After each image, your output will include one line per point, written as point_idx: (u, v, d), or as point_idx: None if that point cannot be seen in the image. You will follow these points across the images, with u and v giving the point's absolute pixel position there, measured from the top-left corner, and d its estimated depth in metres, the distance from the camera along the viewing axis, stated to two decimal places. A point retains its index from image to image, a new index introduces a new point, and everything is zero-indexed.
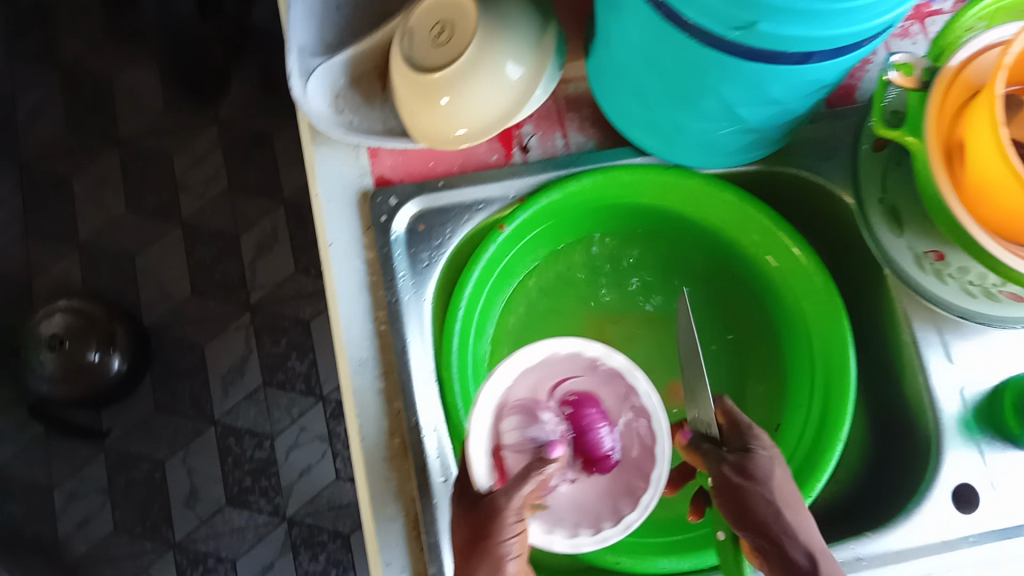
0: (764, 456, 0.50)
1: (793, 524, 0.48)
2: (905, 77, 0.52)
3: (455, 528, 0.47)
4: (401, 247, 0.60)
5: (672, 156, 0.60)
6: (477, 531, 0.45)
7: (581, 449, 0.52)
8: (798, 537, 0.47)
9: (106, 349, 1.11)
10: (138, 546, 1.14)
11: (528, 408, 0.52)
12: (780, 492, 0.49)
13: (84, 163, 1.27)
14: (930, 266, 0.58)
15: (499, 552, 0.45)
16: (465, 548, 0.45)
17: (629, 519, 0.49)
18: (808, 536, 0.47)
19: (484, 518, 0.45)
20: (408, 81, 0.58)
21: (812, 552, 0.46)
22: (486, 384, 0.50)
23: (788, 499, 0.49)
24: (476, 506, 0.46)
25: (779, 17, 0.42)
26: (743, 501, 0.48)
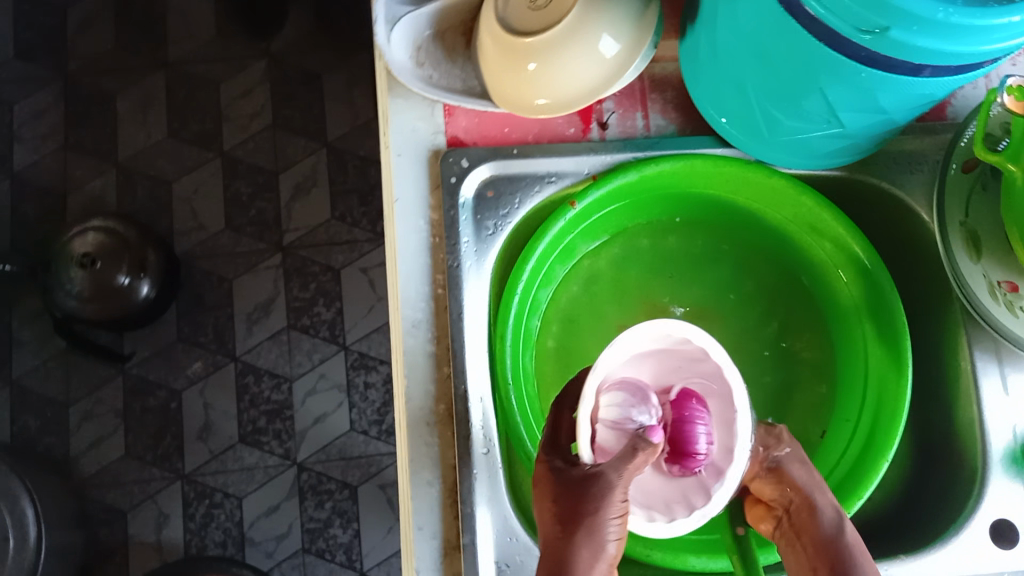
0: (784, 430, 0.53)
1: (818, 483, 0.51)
2: (1017, 102, 0.49)
3: (549, 498, 0.47)
4: (467, 212, 0.59)
5: (755, 152, 0.58)
6: (567, 504, 0.46)
7: (674, 440, 0.48)
8: (826, 494, 0.50)
9: (137, 275, 1.11)
10: (148, 473, 1.14)
11: (635, 387, 0.48)
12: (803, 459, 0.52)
13: (130, 81, 1.25)
14: (1002, 298, 0.56)
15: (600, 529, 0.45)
16: (564, 517, 0.45)
17: (700, 512, 0.46)
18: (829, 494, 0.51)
19: (575, 488, 0.46)
20: (498, 42, 0.56)
21: (839, 507, 0.50)
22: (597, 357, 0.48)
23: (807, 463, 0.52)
24: (578, 484, 0.46)
25: (915, 26, 0.40)
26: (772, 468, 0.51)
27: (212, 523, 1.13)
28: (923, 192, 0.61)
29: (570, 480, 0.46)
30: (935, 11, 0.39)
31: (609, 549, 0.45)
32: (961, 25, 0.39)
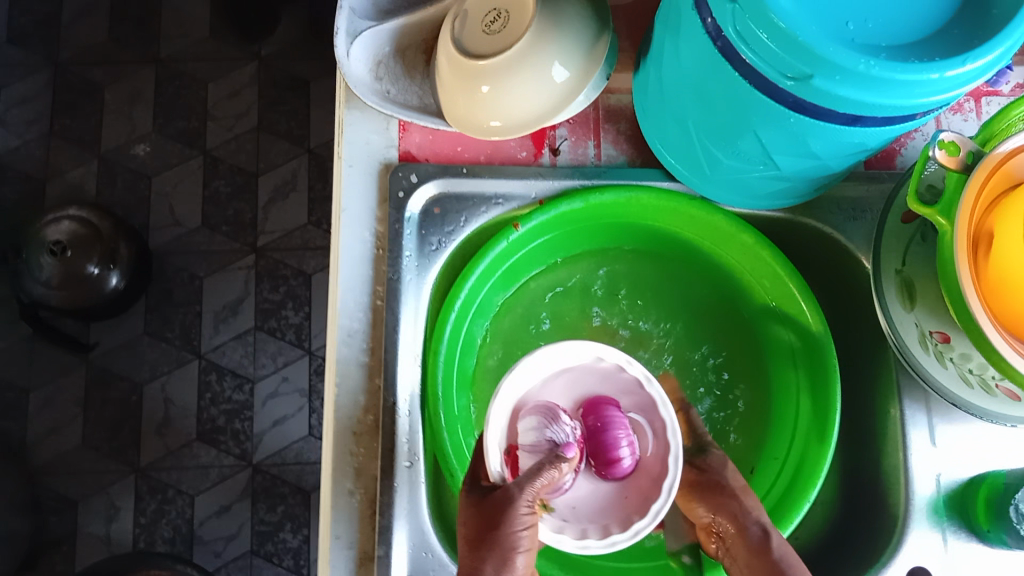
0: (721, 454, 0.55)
1: (749, 503, 0.52)
2: (949, 157, 0.50)
3: (464, 520, 0.49)
4: (412, 227, 0.60)
5: (700, 187, 0.59)
6: (484, 523, 0.47)
7: (596, 452, 0.51)
8: (752, 513, 0.51)
9: (106, 265, 1.11)
10: (102, 464, 1.14)
11: (546, 408, 0.51)
12: (735, 476, 0.53)
13: (119, 74, 1.26)
14: (932, 348, 0.56)
15: (510, 544, 0.47)
16: (470, 542, 0.47)
17: (637, 526, 0.48)
18: (762, 514, 0.52)
19: (495, 510, 0.47)
20: (452, 62, 0.57)
21: (766, 526, 0.51)
22: (506, 379, 0.51)
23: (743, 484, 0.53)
24: (488, 499, 0.48)
25: (834, 75, 0.41)
26: (708, 490, 0.53)
27: (163, 520, 1.13)
28: (861, 239, 0.62)
29: (485, 505, 0.48)
30: (855, 62, 0.40)
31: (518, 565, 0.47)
32: (882, 77, 0.40)
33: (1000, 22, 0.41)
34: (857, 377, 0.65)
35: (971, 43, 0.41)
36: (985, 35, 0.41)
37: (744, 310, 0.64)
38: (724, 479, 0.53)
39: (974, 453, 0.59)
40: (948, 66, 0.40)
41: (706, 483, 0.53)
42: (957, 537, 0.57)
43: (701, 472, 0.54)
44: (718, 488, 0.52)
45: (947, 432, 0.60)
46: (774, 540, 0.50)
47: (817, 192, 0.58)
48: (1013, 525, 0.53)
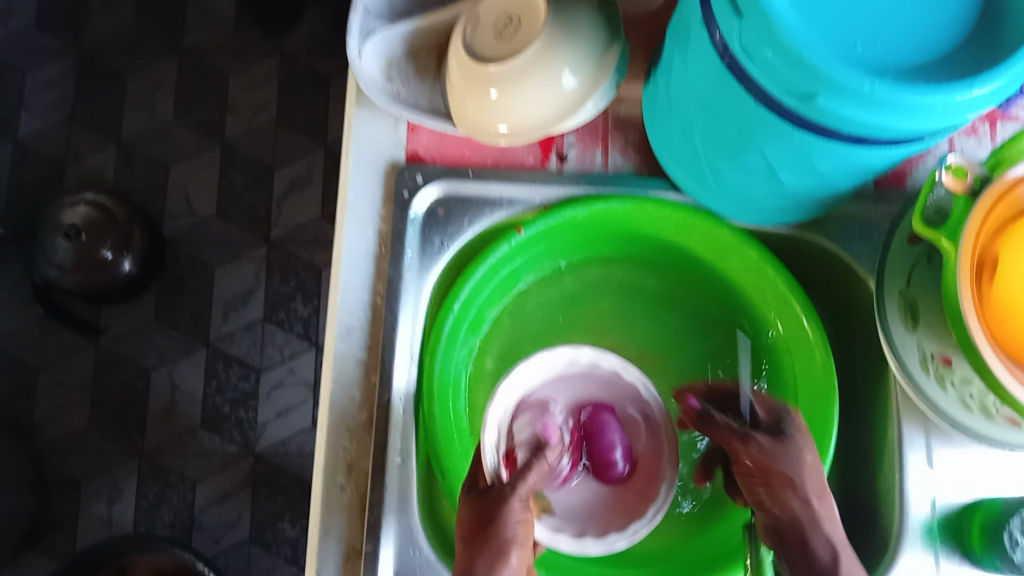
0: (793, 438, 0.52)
1: (822, 516, 0.48)
2: (956, 181, 0.51)
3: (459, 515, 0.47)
4: (415, 228, 0.60)
5: (706, 200, 0.59)
6: (480, 520, 0.46)
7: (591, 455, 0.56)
8: (822, 528, 0.48)
9: (120, 250, 1.12)
10: (108, 447, 1.15)
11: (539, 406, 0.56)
12: (801, 474, 0.50)
13: (143, 62, 1.28)
14: (934, 370, 0.56)
15: (504, 535, 0.45)
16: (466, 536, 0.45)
17: (634, 529, 0.53)
18: (832, 528, 0.48)
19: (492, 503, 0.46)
20: (463, 66, 0.57)
21: (836, 550, 0.47)
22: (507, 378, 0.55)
23: (818, 491, 0.49)
24: (483, 495, 0.47)
25: (838, 94, 0.40)
26: (766, 476, 0.50)
27: (164, 505, 1.14)
28: (864, 257, 0.62)
29: (485, 501, 0.46)
30: (860, 83, 0.39)
31: (511, 563, 0.44)
32: (887, 99, 0.40)
33: (1008, 49, 0.41)
34: (857, 397, 0.64)
35: (979, 69, 0.41)
36: (994, 61, 0.41)
37: (745, 325, 0.64)
38: (789, 463, 0.50)
39: (972, 477, 0.58)
40: (955, 91, 0.39)
41: (767, 468, 0.51)
42: (950, 560, 0.57)
43: (763, 458, 0.51)
44: (779, 475, 0.50)
45: (945, 454, 0.59)
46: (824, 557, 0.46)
47: (823, 210, 0.57)
48: (1007, 551, 0.53)
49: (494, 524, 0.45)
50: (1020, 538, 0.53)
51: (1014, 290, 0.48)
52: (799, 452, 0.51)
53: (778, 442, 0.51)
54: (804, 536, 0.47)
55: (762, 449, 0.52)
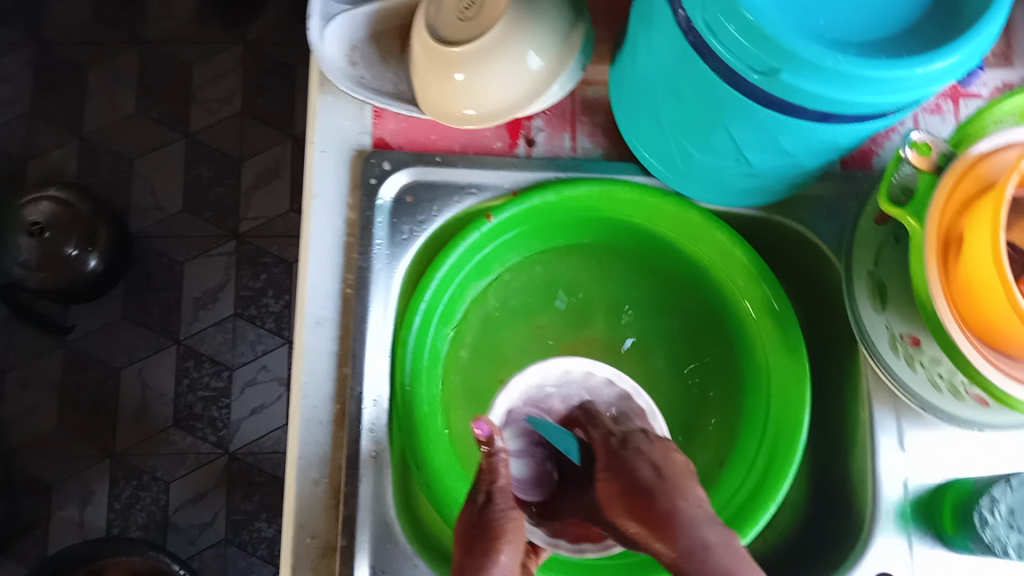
0: (641, 450, 0.49)
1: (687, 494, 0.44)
2: (920, 157, 0.51)
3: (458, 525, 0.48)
4: (383, 215, 0.59)
5: (674, 183, 0.59)
6: (476, 530, 0.46)
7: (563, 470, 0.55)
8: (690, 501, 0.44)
9: (85, 248, 1.10)
10: (77, 449, 1.13)
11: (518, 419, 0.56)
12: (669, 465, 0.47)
13: (104, 55, 1.25)
14: (903, 351, 0.56)
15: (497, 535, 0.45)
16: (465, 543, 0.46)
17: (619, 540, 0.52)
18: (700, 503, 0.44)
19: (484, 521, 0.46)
20: (427, 50, 0.56)
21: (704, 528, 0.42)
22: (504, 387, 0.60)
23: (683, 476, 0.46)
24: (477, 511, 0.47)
25: (802, 69, 0.40)
26: (624, 484, 0.46)
27: (136, 506, 1.12)
28: (834, 239, 0.62)
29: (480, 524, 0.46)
30: (823, 58, 0.39)
31: (502, 560, 0.44)
32: (850, 74, 0.39)
33: (969, 20, 0.41)
34: (831, 378, 0.65)
35: (939, 41, 0.41)
36: (954, 33, 0.41)
37: (716, 310, 0.64)
38: (641, 461, 0.47)
39: (943, 459, 0.58)
40: (917, 64, 0.39)
41: (620, 474, 0.47)
42: (923, 541, 0.57)
43: (617, 469, 0.48)
44: (634, 476, 0.46)
45: (916, 436, 0.59)
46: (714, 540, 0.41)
47: (791, 190, 0.57)
48: (978, 531, 0.53)
49: (483, 524, 0.46)
50: (990, 519, 0.53)
51: (975, 261, 0.48)
52: (661, 453, 0.49)
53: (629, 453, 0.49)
54: (680, 540, 0.41)
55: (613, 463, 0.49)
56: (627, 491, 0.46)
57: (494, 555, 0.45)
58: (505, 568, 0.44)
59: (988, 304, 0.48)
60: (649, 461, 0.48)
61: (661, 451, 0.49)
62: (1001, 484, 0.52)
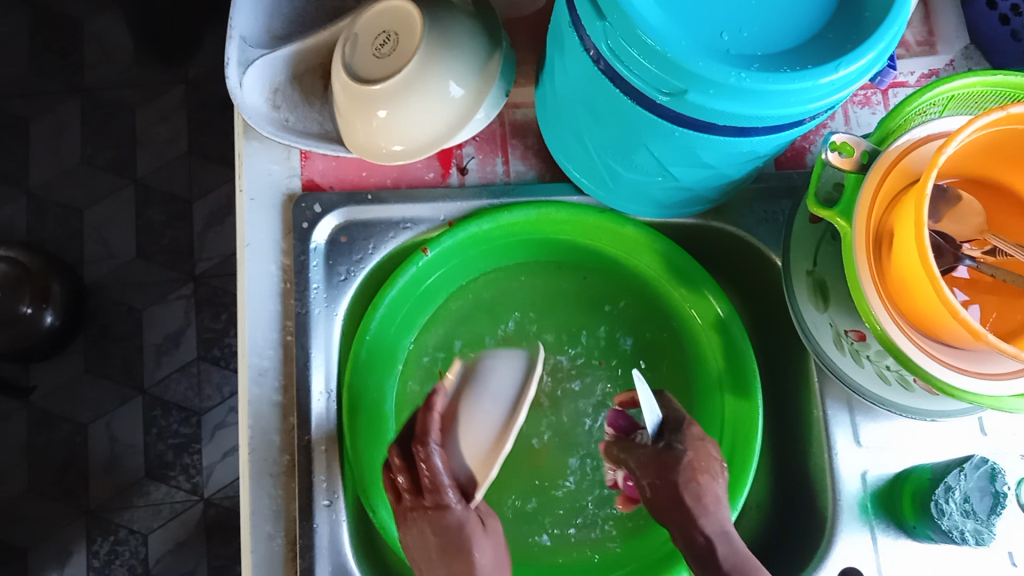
0: (705, 441, 0.54)
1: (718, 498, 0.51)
2: (844, 158, 0.51)
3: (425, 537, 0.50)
4: (319, 258, 0.59)
5: (608, 199, 0.58)
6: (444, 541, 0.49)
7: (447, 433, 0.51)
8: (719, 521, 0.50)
9: (39, 305, 1.09)
10: (51, 509, 1.12)
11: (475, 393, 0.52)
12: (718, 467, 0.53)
13: (43, 107, 1.23)
14: (849, 346, 0.56)
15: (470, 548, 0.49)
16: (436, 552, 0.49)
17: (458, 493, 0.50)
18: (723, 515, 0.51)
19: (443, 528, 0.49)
20: (344, 88, 0.55)
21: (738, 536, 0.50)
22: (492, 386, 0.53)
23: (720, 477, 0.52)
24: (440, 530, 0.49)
25: (709, 88, 0.40)
26: (674, 465, 0.52)
27: (116, 560, 1.11)
28: (772, 240, 0.62)
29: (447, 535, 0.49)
30: (727, 76, 0.39)
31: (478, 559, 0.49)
32: (755, 89, 0.39)
33: (871, 24, 0.41)
34: (787, 379, 0.64)
35: (844, 48, 0.40)
36: (858, 39, 0.40)
37: (667, 319, 0.64)
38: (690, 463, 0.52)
39: (899, 448, 0.59)
40: (820, 74, 0.39)
41: (674, 455, 0.52)
42: (886, 533, 0.57)
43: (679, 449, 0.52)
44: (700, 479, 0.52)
45: (870, 428, 0.59)
46: (720, 552, 0.49)
47: (723, 198, 0.57)
48: (936, 521, 0.53)
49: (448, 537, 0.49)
50: (947, 507, 0.52)
51: (906, 258, 0.48)
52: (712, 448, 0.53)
53: (692, 431, 0.54)
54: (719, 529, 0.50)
55: (675, 445, 0.53)
56: (662, 468, 0.52)
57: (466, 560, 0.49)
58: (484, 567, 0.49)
59: (920, 300, 0.48)
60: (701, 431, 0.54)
61: (706, 443, 0.53)
62: (955, 472, 0.52)
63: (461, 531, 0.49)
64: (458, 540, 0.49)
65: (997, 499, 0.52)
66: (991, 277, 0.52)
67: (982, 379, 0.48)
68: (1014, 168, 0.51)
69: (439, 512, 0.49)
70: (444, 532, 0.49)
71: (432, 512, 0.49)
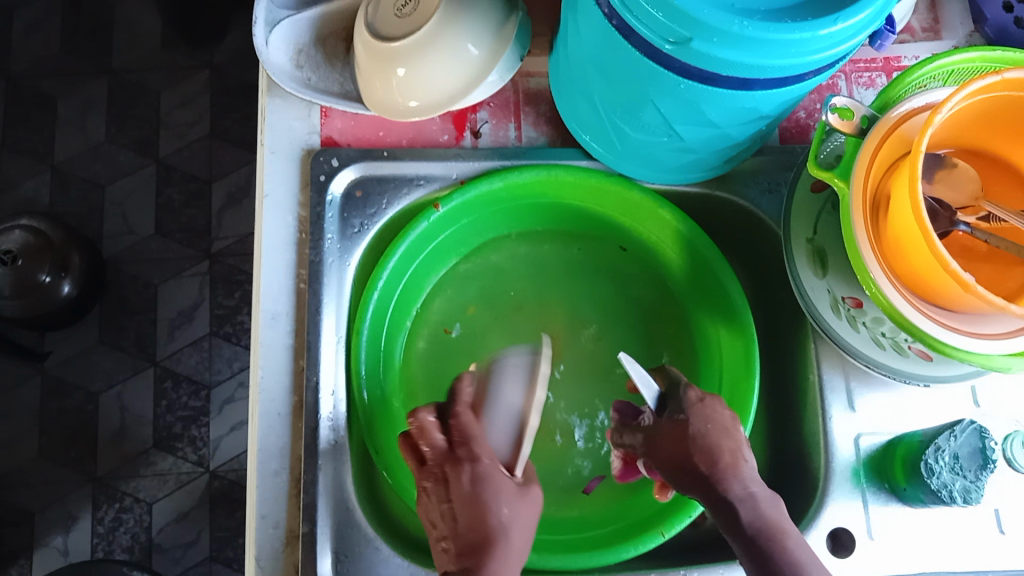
0: (708, 402, 0.53)
1: (740, 452, 0.51)
2: (844, 122, 0.53)
3: (461, 506, 0.49)
4: (334, 210, 0.61)
5: (617, 164, 0.61)
6: (467, 495, 0.49)
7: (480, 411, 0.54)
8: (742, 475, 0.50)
9: (58, 274, 1.11)
10: (60, 474, 1.14)
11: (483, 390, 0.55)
12: (727, 426, 0.52)
13: (71, 84, 1.26)
14: (846, 313, 0.58)
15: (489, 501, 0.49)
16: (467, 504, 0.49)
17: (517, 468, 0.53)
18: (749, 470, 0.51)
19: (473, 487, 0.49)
20: (366, 47, 0.57)
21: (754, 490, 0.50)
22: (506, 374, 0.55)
23: (731, 430, 0.52)
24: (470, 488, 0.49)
25: (712, 37, 0.42)
26: (683, 434, 0.51)
27: (120, 528, 1.13)
28: (774, 211, 0.63)
29: (471, 496, 0.49)
30: (730, 24, 0.41)
31: (504, 511, 0.49)
32: (757, 37, 0.41)
33: None
34: (785, 348, 0.66)
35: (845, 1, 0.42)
36: None
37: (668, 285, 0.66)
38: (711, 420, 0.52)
39: (892, 416, 0.60)
40: (821, 26, 0.41)
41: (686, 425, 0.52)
42: (877, 497, 0.58)
43: (684, 421, 0.52)
44: (705, 428, 0.52)
45: (864, 396, 0.61)
46: (747, 519, 0.48)
47: (729, 164, 0.59)
48: (925, 480, 0.54)
49: (472, 494, 0.49)
50: (936, 467, 0.54)
51: (902, 216, 0.50)
52: (720, 409, 0.53)
53: (692, 396, 0.54)
54: (744, 477, 0.50)
55: (680, 416, 0.52)
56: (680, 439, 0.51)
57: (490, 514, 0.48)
58: (509, 520, 0.49)
59: (916, 256, 0.50)
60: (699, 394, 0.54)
61: (706, 404, 0.53)
62: (944, 433, 0.54)
63: (488, 483, 0.50)
64: (481, 495, 0.49)
65: (986, 458, 0.53)
66: (985, 246, 0.53)
67: (973, 337, 0.49)
68: (1010, 138, 0.53)
69: (470, 465, 0.50)
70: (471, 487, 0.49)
71: (465, 464, 0.50)
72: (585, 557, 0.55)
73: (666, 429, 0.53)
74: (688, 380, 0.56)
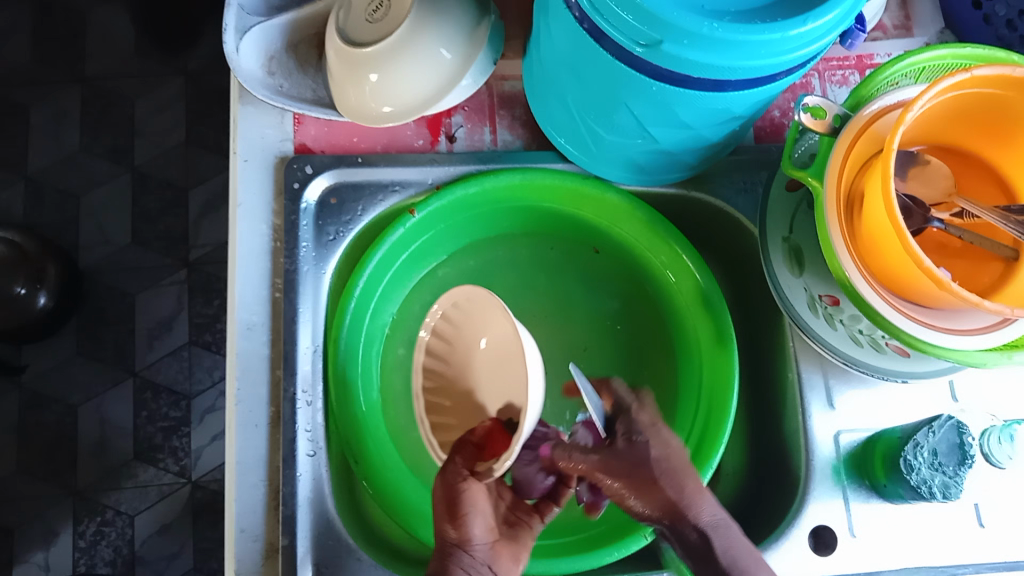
0: (658, 427, 0.52)
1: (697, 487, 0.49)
2: (817, 121, 0.53)
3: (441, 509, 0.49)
4: (309, 218, 0.61)
5: (592, 167, 0.61)
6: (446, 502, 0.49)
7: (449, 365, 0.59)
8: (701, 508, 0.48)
9: (33, 286, 1.10)
10: (40, 489, 1.13)
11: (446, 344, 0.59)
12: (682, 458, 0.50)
13: (43, 93, 1.25)
14: (823, 311, 0.58)
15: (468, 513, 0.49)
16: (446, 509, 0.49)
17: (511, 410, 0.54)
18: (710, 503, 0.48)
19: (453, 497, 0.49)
20: (338, 53, 0.57)
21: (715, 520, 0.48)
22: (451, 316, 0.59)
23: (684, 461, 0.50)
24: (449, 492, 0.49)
25: (682, 39, 0.42)
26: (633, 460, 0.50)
27: (102, 541, 1.12)
28: (749, 210, 0.63)
29: (448, 500, 0.49)
30: (700, 26, 0.41)
31: (473, 527, 0.49)
32: (727, 39, 0.41)
33: None
34: (764, 346, 0.66)
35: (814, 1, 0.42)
36: None
37: (645, 287, 0.66)
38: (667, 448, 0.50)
39: (872, 412, 0.60)
40: (790, 27, 0.41)
41: (639, 452, 0.50)
42: (857, 494, 0.59)
43: (637, 445, 0.51)
44: (655, 457, 0.50)
45: (843, 393, 0.61)
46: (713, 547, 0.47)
47: (704, 165, 0.59)
48: (905, 476, 0.54)
49: (450, 500, 0.49)
50: (915, 464, 0.54)
51: (875, 213, 0.50)
52: (671, 434, 0.52)
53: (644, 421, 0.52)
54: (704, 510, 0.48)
55: (634, 436, 0.51)
56: (631, 466, 0.49)
57: (461, 527, 0.48)
58: (479, 538, 0.49)
59: (889, 253, 0.50)
60: (647, 421, 0.52)
61: (658, 429, 0.52)
62: (923, 429, 0.54)
63: (466, 496, 0.49)
64: (456, 505, 0.49)
65: (963, 453, 0.54)
66: (959, 242, 0.54)
67: (949, 333, 0.50)
68: (981, 136, 0.53)
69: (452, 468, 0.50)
70: (448, 489, 0.49)
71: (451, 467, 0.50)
72: (570, 561, 0.55)
73: (619, 450, 0.51)
74: (639, 401, 0.55)
